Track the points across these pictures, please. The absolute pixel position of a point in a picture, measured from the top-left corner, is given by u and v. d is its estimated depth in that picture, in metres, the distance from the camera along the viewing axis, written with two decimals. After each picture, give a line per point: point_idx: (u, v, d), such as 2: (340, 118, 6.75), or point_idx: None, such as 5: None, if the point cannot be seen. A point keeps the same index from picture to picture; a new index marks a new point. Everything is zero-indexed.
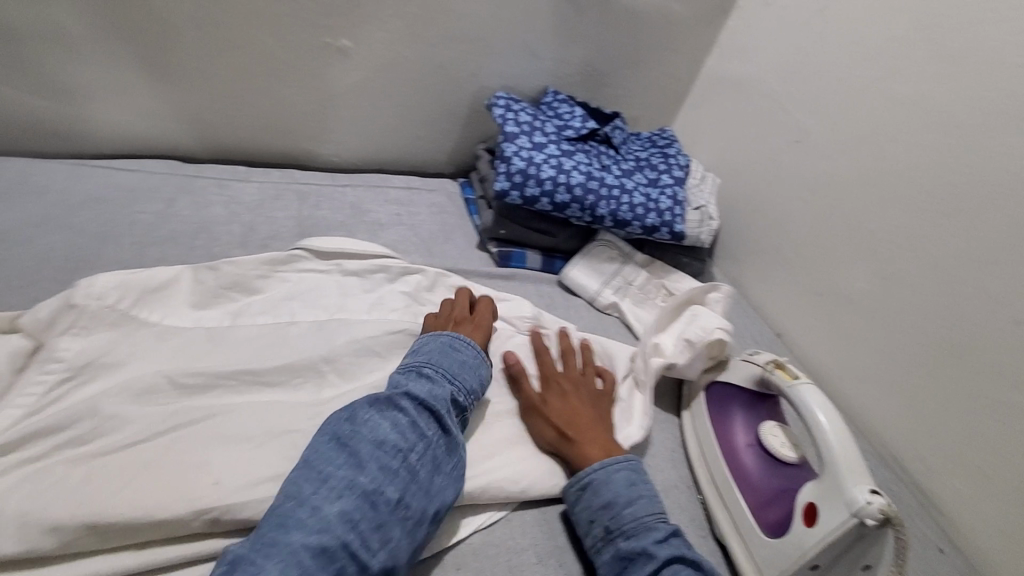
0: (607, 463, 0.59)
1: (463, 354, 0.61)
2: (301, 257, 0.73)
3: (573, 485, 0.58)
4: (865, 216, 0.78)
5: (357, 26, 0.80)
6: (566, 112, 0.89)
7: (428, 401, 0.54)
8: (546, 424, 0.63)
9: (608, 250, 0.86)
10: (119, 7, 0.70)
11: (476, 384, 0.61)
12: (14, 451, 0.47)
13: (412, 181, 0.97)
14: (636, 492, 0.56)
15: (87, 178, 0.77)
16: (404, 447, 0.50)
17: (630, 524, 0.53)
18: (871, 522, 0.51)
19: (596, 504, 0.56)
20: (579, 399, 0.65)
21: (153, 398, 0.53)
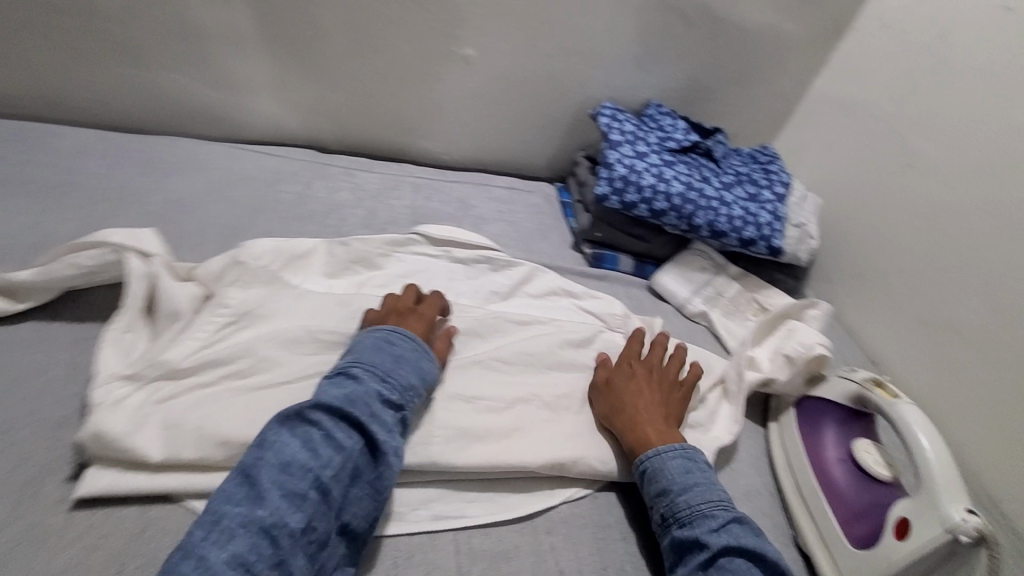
0: (662, 450, 0.60)
1: (399, 349, 0.58)
2: (416, 241, 0.80)
3: (633, 472, 0.61)
4: (979, 245, 0.76)
5: (481, 37, 0.88)
6: (669, 124, 0.92)
7: (344, 410, 0.50)
8: (606, 402, 0.66)
9: (702, 261, 0.88)
10: (286, 14, 0.82)
11: (415, 381, 0.56)
12: (190, 376, 0.55)
13: (514, 183, 1.02)
14: (692, 480, 0.57)
15: (242, 159, 0.89)
16: (313, 467, 0.47)
17: (686, 512, 0.55)
18: (966, 539, 0.54)
19: (654, 491, 0.58)
20: (646, 384, 0.67)
21: (297, 347, 0.61)
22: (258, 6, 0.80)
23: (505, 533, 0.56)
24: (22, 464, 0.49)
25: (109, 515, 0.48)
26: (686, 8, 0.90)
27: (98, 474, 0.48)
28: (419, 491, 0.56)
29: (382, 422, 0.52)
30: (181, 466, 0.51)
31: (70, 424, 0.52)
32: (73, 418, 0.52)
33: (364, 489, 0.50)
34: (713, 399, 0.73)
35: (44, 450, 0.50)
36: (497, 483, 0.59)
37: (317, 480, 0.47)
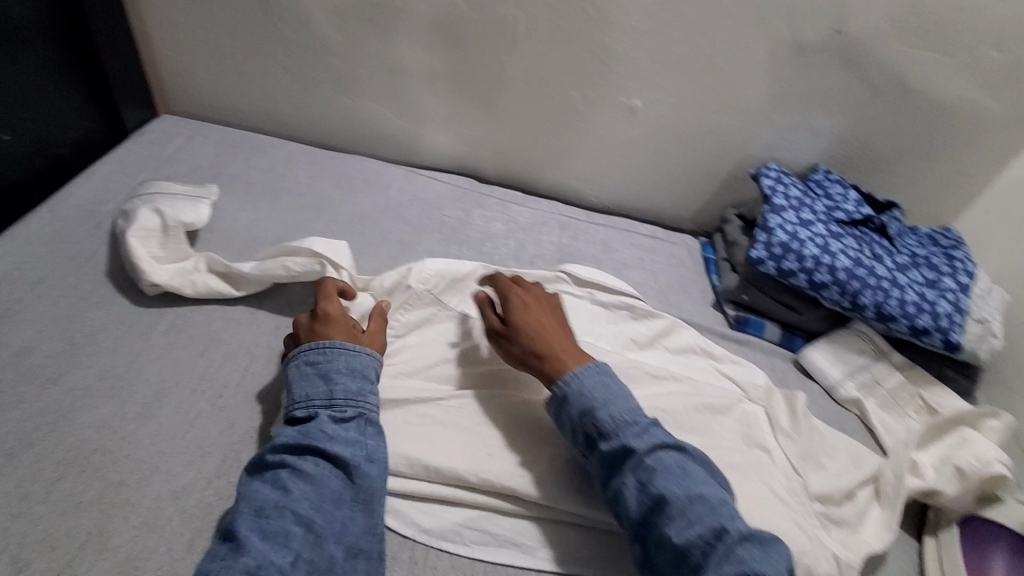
0: (578, 373, 0.60)
1: (334, 360, 0.58)
2: (561, 279, 0.83)
3: (552, 402, 0.60)
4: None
5: (652, 89, 0.90)
6: (838, 193, 0.88)
7: (299, 444, 0.52)
8: (516, 344, 0.64)
9: (860, 343, 0.82)
10: (475, 58, 0.90)
11: (358, 391, 0.57)
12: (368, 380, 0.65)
13: (658, 232, 1.01)
14: (610, 394, 0.58)
15: (414, 182, 0.98)
16: (287, 503, 0.49)
17: (609, 425, 0.56)
18: None
19: (575, 411, 0.58)
20: (539, 311, 0.67)
21: (451, 368, 0.67)
22: (452, 50, 0.90)
23: None
24: (230, 428, 0.57)
25: None
26: (874, 77, 0.85)
27: None
28: (552, 530, 0.58)
29: (339, 438, 0.53)
30: None
31: (267, 400, 0.60)
32: (269, 396, 0.60)
33: (352, 511, 0.50)
34: (863, 499, 0.68)
35: (246, 419, 0.58)
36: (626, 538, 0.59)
37: (295, 514, 0.48)
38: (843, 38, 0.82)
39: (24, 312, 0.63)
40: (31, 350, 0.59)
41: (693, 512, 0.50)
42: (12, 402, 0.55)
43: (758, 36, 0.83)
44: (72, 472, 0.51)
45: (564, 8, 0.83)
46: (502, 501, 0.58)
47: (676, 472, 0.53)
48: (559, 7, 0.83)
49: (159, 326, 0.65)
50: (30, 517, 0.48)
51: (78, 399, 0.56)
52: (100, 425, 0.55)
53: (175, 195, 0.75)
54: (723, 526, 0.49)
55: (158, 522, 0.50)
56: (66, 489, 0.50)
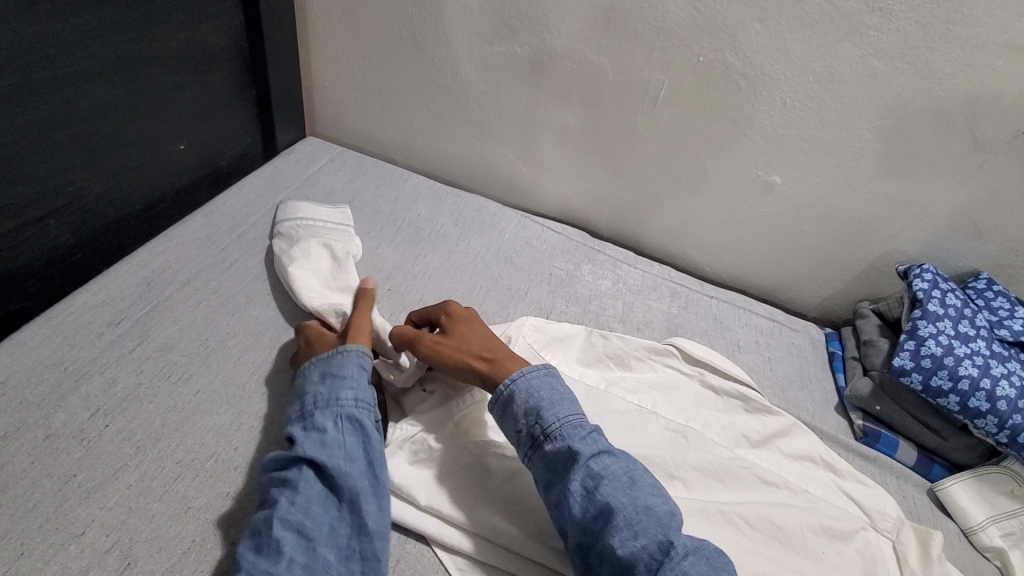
0: (524, 373, 0.59)
1: (312, 373, 0.60)
2: (671, 354, 0.79)
3: (495, 402, 0.58)
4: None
5: (794, 167, 0.85)
6: (1004, 308, 0.78)
7: (279, 457, 0.52)
8: (462, 352, 0.63)
9: (1010, 484, 0.70)
10: (611, 118, 0.90)
11: (333, 395, 0.57)
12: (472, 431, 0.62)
13: (777, 315, 0.94)
14: (557, 395, 0.57)
15: (528, 228, 0.98)
16: (271, 513, 0.48)
17: (555, 426, 0.55)
18: None
19: (520, 410, 0.57)
20: (476, 324, 0.67)
21: None
22: (589, 108, 0.90)
23: None
24: None
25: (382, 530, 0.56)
26: None
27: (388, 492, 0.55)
28: None
29: (316, 440, 0.53)
30: (447, 518, 0.56)
31: None
32: None
33: (340, 511, 0.50)
34: None
35: None
36: None
37: (280, 521, 0.47)
38: None
39: (171, 309, 0.68)
40: (170, 347, 0.64)
41: (639, 524, 0.49)
42: (148, 394, 0.59)
43: (927, 127, 0.76)
44: (187, 473, 0.54)
45: (712, 77, 0.81)
46: None
47: (620, 481, 0.51)
48: (706, 75, 0.81)
49: (283, 342, 0.68)
50: (145, 512, 0.51)
51: (203, 402, 0.60)
52: (218, 431, 0.58)
53: (320, 219, 0.83)
54: (669, 541, 0.47)
55: None
56: (179, 491, 0.53)
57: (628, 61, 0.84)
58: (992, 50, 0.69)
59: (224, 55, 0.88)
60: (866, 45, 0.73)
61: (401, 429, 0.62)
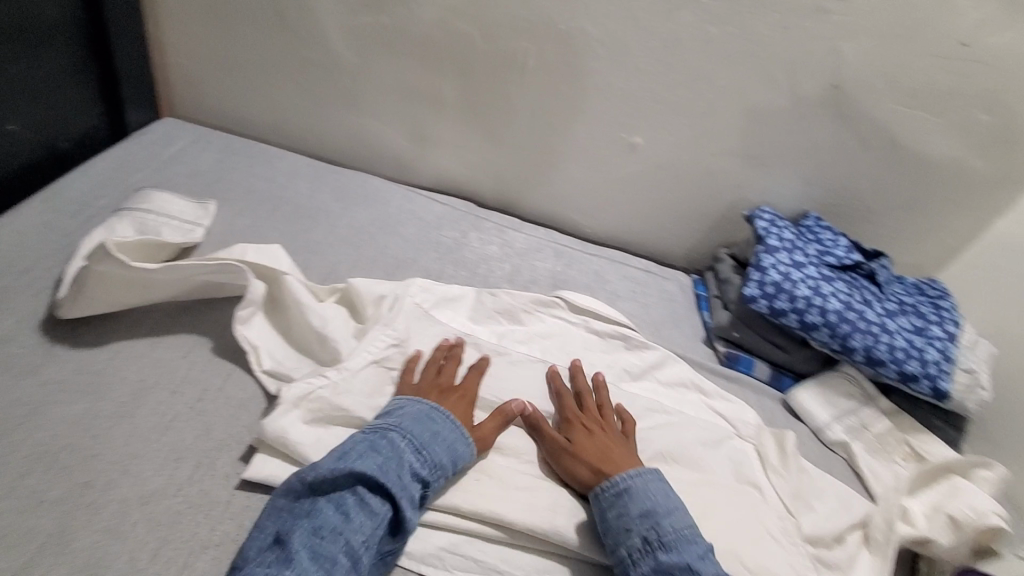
0: (641, 472, 0.59)
1: (442, 424, 0.58)
2: (558, 305, 0.83)
3: (608, 494, 0.57)
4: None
5: (651, 128, 0.93)
6: (829, 239, 0.90)
7: (378, 479, 0.51)
8: (582, 466, 0.60)
9: (847, 385, 0.81)
10: (483, 88, 0.93)
11: (447, 459, 0.56)
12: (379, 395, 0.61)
13: (651, 267, 1.03)
14: (672, 503, 0.57)
15: (414, 201, 0.98)
16: (344, 531, 0.48)
17: (672, 535, 0.54)
18: None
19: (635, 510, 0.56)
20: (605, 434, 0.64)
21: None
22: (462, 78, 0.92)
23: None
24: (208, 433, 0.55)
25: (262, 499, 0.52)
26: (866, 132, 0.88)
27: (264, 461, 0.53)
28: (524, 556, 0.56)
29: (409, 496, 0.52)
30: None
31: (253, 407, 0.59)
32: (254, 405, 0.59)
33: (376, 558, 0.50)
34: (852, 542, 0.65)
35: (223, 425, 0.56)
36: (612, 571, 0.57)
37: (347, 546, 0.48)
38: (838, 92, 0.86)
39: (5, 301, 0.61)
40: (8, 340, 0.58)
41: None
42: None
43: (757, 85, 0.87)
44: (39, 466, 0.49)
45: (572, 43, 0.86)
46: (490, 527, 0.56)
47: None
48: (567, 42, 0.86)
49: (147, 324, 0.64)
50: None
51: (51, 393, 0.55)
52: (73, 420, 0.53)
53: (170, 215, 0.76)
54: None
55: (124, 529, 0.47)
56: (30, 486, 0.48)
57: (494, 29, 0.87)
58: (798, 13, 0.80)
59: (57, 29, 0.80)
60: (701, 12, 0.81)
61: (327, 376, 0.60)
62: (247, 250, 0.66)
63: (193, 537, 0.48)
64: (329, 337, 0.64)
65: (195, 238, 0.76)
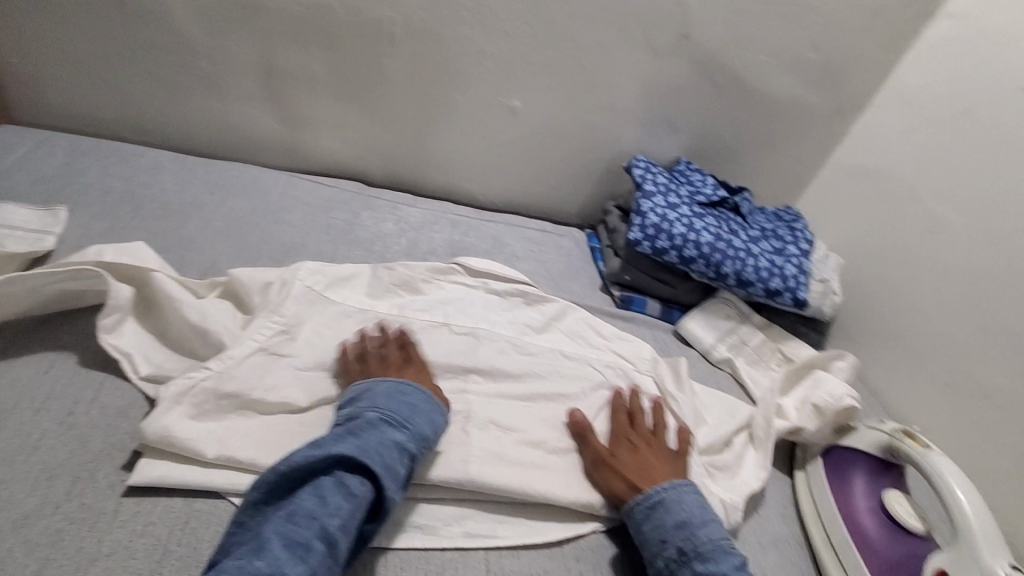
0: (676, 484, 0.60)
1: (418, 400, 0.58)
2: (455, 271, 0.84)
3: (643, 505, 0.58)
4: (1016, 311, 0.76)
5: (527, 89, 0.95)
6: (698, 179, 0.98)
7: (355, 458, 0.49)
8: (618, 479, 0.61)
9: (725, 308, 0.90)
10: (353, 62, 0.90)
11: (426, 432, 0.55)
12: (277, 378, 0.59)
13: (546, 226, 1.07)
14: (705, 514, 0.58)
15: (298, 187, 0.95)
16: (320, 515, 0.45)
17: (707, 546, 0.55)
18: None
19: (670, 522, 0.56)
20: (653, 453, 0.64)
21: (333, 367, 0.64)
22: (329, 53, 0.89)
23: (535, 556, 0.57)
24: (84, 447, 0.51)
25: (155, 502, 0.49)
26: (719, 76, 0.96)
27: (149, 465, 0.50)
28: (442, 509, 0.57)
29: (391, 472, 0.50)
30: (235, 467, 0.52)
31: (133, 414, 0.55)
32: (134, 411, 0.56)
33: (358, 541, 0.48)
34: (739, 443, 0.72)
35: (101, 436, 0.53)
36: (528, 507, 0.60)
37: (324, 529, 0.45)
38: (689, 42, 0.92)
39: None
40: None
41: None
42: None
43: (618, 39, 0.91)
44: None
45: (437, 9, 0.86)
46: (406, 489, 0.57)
47: None
48: (432, 8, 0.86)
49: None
50: None
51: None
52: None
53: (8, 225, 0.68)
54: None
55: None
56: None
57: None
58: None
59: None
60: None
61: (211, 366, 0.57)
62: (103, 250, 0.61)
63: (78, 554, 0.45)
64: (210, 329, 0.61)
65: (46, 246, 0.69)
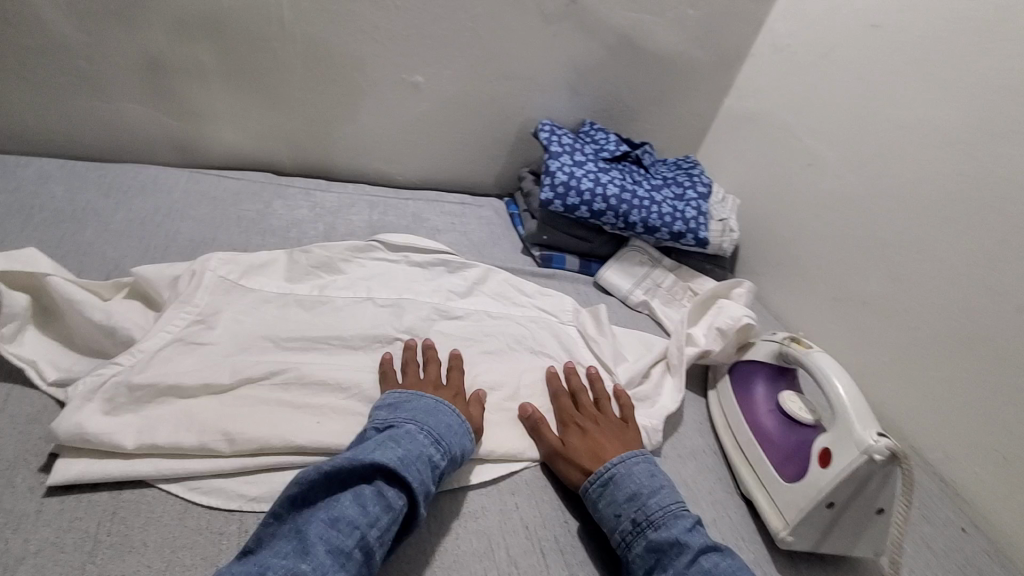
0: (623, 458, 0.61)
1: (450, 417, 0.59)
2: (376, 248, 0.84)
3: (595, 483, 0.59)
4: (881, 225, 0.86)
5: (427, 64, 0.97)
6: (602, 138, 1.03)
7: (397, 470, 0.50)
8: (576, 468, 0.61)
9: (638, 255, 0.96)
10: (245, 49, 0.89)
11: (459, 449, 0.57)
12: (198, 364, 0.59)
13: (465, 199, 1.10)
14: (655, 483, 0.59)
15: (204, 183, 0.93)
16: (362, 524, 0.46)
17: (659, 514, 0.55)
18: (880, 458, 0.55)
19: (622, 495, 0.57)
20: (602, 431, 0.65)
21: (255, 350, 0.64)
22: (218, 42, 0.87)
23: (473, 496, 0.60)
24: None
25: (79, 498, 0.49)
26: (610, 37, 1.01)
27: (67, 464, 0.50)
28: None
29: (425, 485, 0.51)
30: (160, 454, 0.52)
31: (45, 418, 0.54)
32: (46, 416, 0.54)
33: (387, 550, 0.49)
34: (657, 373, 0.79)
35: (12, 444, 0.51)
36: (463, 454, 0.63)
37: (364, 539, 0.46)
38: (577, 6, 0.96)
39: None
40: None
41: None
42: None
43: (510, 7, 0.94)
44: None
45: None
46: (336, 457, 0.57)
47: None
48: None
49: None
50: None
51: None
52: None
53: None
54: None
55: None
56: None
57: None
58: None
59: None
60: None
61: (120, 362, 0.56)
62: None
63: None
64: (117, 326, 0.60)
65: None
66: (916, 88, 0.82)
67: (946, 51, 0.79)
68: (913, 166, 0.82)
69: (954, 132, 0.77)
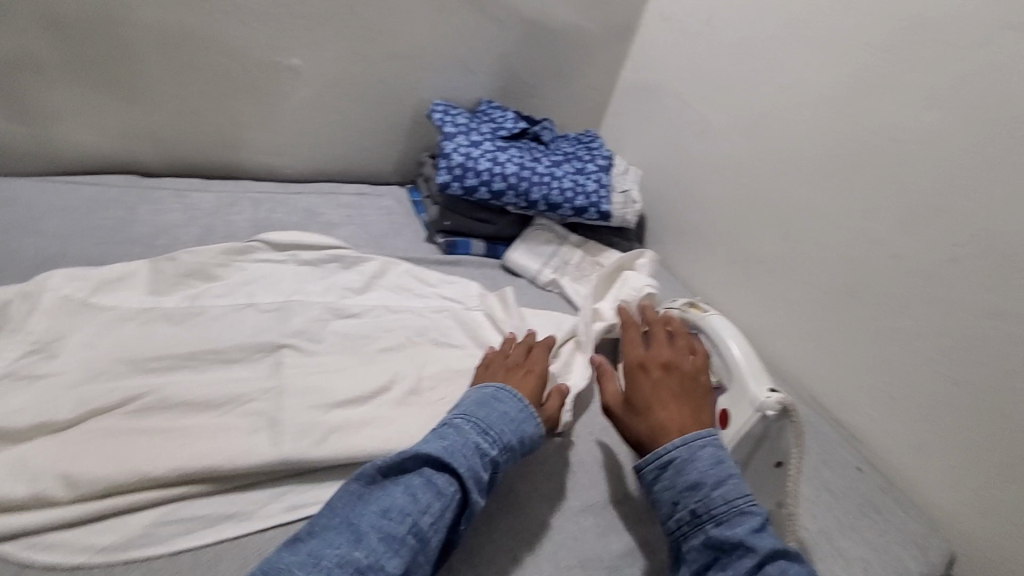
0: (687, 438, 0.55)
1: (504, 406, 0.58)
2: (257, 249, 0.77)
3: (651, 464, 0.55)
4: (770, 186, 0.88)
5: (303, 46, 0.89)
6: (499, 116, 0.99)
7: (442, 458, 0.51)
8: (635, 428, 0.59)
9: (545, 234, 0.94)
10: (87, 38, 0.78)
11: (515, 438, 0.56)
12: (34, 401, 0.52)
13: (363, 189, 1.04)
14: (722, 471, 0.53)
15: (52, 192, 0.82)
16: (412, 511, 0.47)
17: (721, 509, 0.51)
18: (771, 414, 0.57)
19: (682, 483, 0.53)
20: (669, 392, 0.59)
21: (107, 376, 0.56)
22: (52, 31, 0.76)
23: None
24: None
25: None
26: (498, 11, 0.98)
27: None
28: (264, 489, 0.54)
29: (477, 472, 0.52)
30: None
31: None
32: None
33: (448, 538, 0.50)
34: (566, 351, 0.76)
35: None
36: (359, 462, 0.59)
37: (417, 526, 0.47)
38: None
39: None
40: None
41: None
42: None
43: None
44: None
45: None
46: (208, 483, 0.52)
47: None
48: None
49: None
50: None
51: None
52: None
53: None
54: None
55: None
56: None
57: None
58: None
59: None
60: None
61: None
62: None
63: None
64: None
65: None
66: (791, 51, 0.84)
67: (816, 12, 0.81)
68: (794, 126, 0.84)
69: (826, 93, 0.80)
